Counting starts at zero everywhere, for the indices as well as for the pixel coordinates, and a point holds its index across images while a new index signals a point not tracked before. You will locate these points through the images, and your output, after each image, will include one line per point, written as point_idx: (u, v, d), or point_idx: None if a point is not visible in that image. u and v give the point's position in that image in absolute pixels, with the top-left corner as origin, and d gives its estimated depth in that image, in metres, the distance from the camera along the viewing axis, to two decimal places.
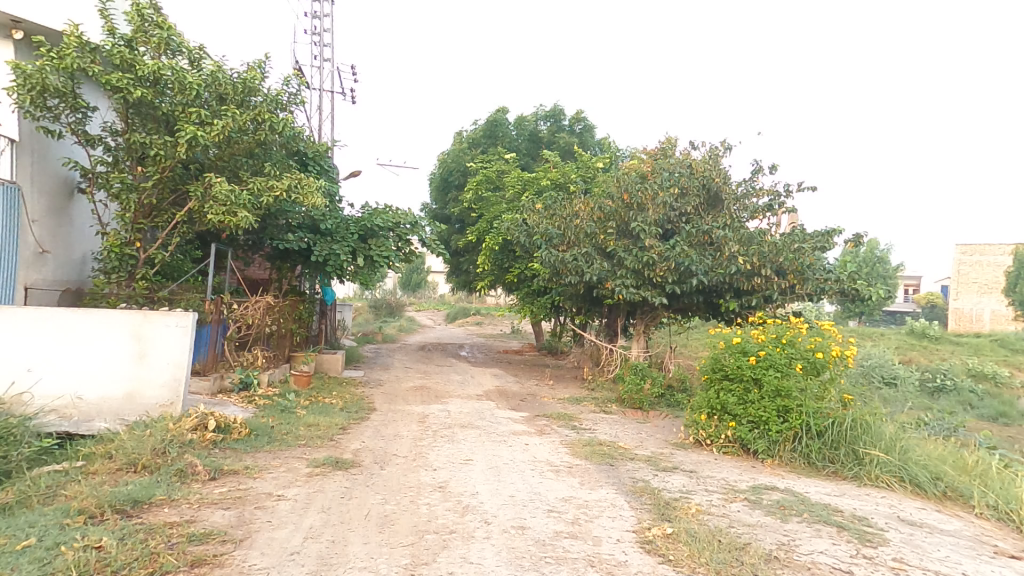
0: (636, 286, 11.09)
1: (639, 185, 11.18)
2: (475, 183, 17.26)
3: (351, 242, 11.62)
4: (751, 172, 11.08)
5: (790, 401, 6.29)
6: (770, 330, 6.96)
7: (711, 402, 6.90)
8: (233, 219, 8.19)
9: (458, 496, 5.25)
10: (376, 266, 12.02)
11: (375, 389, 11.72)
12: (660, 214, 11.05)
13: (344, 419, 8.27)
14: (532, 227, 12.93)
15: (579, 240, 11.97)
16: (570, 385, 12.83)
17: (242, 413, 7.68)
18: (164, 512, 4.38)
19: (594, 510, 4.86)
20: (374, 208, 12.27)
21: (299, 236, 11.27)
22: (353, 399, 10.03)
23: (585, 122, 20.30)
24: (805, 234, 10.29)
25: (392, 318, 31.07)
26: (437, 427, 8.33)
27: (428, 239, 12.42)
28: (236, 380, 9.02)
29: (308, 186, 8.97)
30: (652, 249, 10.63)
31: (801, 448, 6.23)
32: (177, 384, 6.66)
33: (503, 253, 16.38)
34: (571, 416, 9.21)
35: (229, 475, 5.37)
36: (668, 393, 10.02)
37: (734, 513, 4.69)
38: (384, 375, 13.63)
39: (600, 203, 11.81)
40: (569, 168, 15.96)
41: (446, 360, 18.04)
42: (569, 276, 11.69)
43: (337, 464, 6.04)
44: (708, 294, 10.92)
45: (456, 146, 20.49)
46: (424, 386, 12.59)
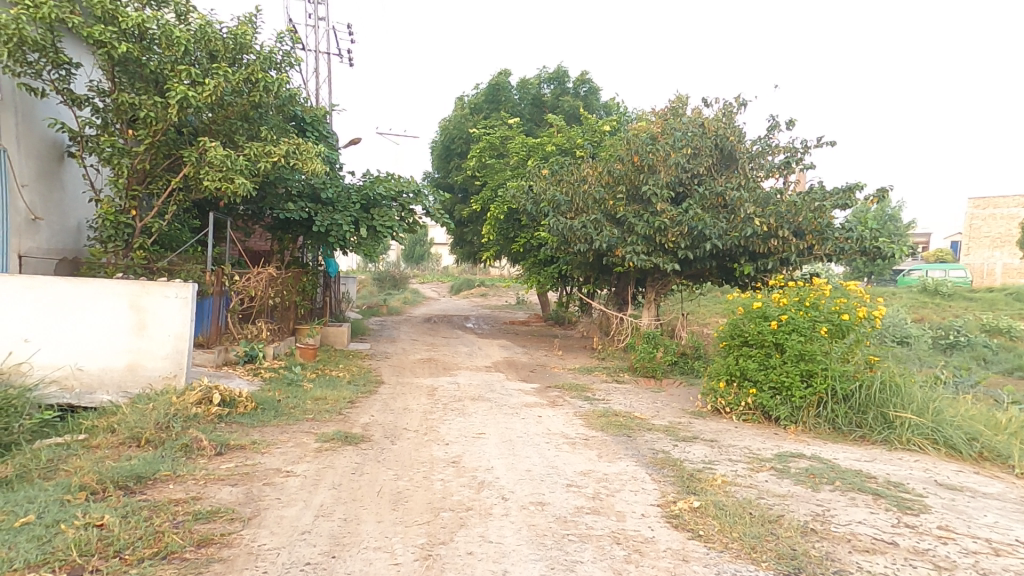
0: (647, 252, 10.76)
1: (649, 146, 10.71)
2: (478, 149, 16.76)
3: (353, 212, 11.27)
4: (767, 128, 10.58)
5: (815, 365, 6.01)
6: (791, 292, 6.69)
7: (731, 369, 6.65)
8: (229, 187, 7.85)
9: (473, 471, 5.07)
10: (379, 237, 11.68)
11: (382, 361, 11.54)
12: (673, 175, 10.58)
13: (352, 393, 8.11)
14: (538, 193, 12.52)
15: (587, 205, 11.59)
16: (580, 355, 12.63)
17: (247, 387, 7.50)
18: (169, 488, 4.20)
19: (615, 484, 4.67)
20: (375, 175, 11.88)
21: (299, 206, 10.92)
22: (361, 372, 9.87)
23: (591, 84, 19.57)
24: (825, 191, 9.80)
25: (397, 291, 30.84)
26: (448, 400, 8.16)
27: (431, 207, 12.01)
28: (241, 353, 8.83)
29: (307, 152, 8.63)
30: (664, 214, 10.27)
31: (826, 413, 5.99)
32: (180, 356, 6.46)
33: (509, 222, 16.00)
34: (584, 387, 9.01)
35: (236, 450, 5.19)
36: (682, 361, 9.80)
37: (762, 484, 4.47)
38: (391, 348, 13.47)
39: (609, 166, 11.37)
40: (575, 132, 15.41)
41: (453, 332, 17.90)
42: (578, 243, 11.35)
43: (346, 439, 5.86)
44: (722, 259, 10.57)
45: (456, 112, 19.89)
46: (431, 357, 12.43)
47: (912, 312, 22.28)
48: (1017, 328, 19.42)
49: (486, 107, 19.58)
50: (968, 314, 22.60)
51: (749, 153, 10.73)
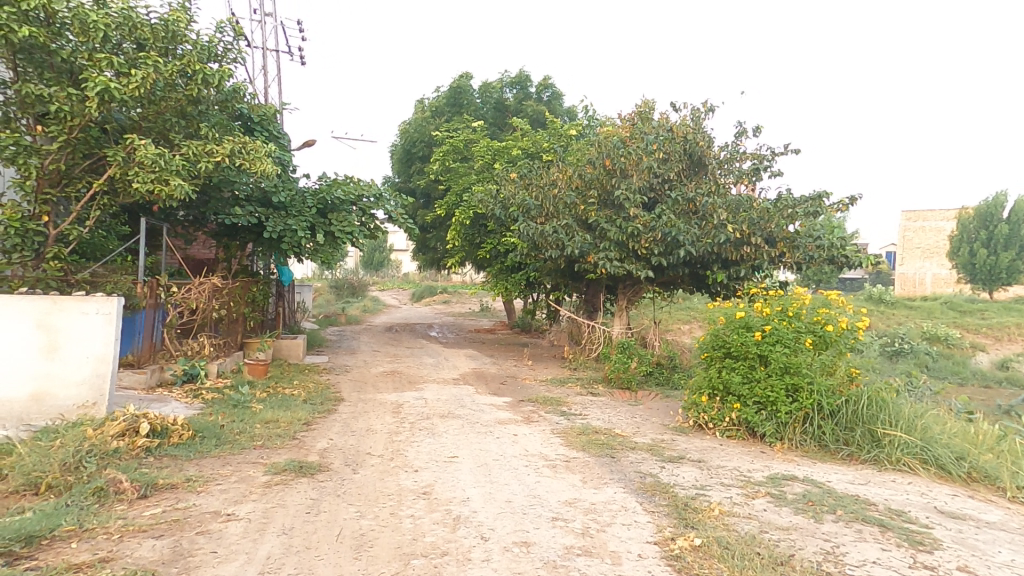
0: (619, 259, 10.50)
1: (620, 150, 10.47)
2: (441, 152, 16.21)
3: (309, 217, 10.51)
4: (735, 135, 10.50)
5: (800, 379, 5.76)
6: (771, 302, 6.47)
7: (713, 383, 6.36)
8: (164, 189, 7.06)
9: (446, 505, 4.52)
10: (338, 243, 10.94)
11: (342, 376, 10.77)
12: (644, 180, 10.34)
13: (308, 413, 7.38)
14: (506, 198, 12.08)
15: (557, 211, 11.23)
16: (550, 366, 12.22)
17: (186, 411, 6.69)
18: (70, 550, 3.51)
19: (604, 516, 4.23)
20: (333, 178, 11.15)
21: (248, 210, 10.08)
22: (318, 389, 9.11)
23: (554, 88, 19.36)
24: (796, 199, 9.73)
25: (356, 299, 29.75)
26: (415, 418, 7.56)
27: (393, 212, 11.34)
28: (179, 372, 7.97)
29: (255, 151, 7.90)
30: (636, 220, 10.04)
31: (813, 429, 5.75)
32: (101, 380, 5.62)
33: (474, 227, 15.52)
34: (559, 400, 8.59)
35: (165, 491, 4.47)
36: (658, 371, 9.54)
37: (761, 513, 4.11)
38: (352, 360, 12.68)
39: (579, 171, 11.06)
40: (541, 136, 15.10)
41: (417, 341, 17.21)
42: (548, 250, 10.97)
43: (301, 469, 5.19)
44: (695, 267, 10.41)
45: (418, 114, 19.28)
46: (395, 370, 11.74)
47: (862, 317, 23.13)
48: (958, 332, 20.38)
49: (449, 110, 19.08)
50: (912, 318, 23.65)
51: (718, 161, 10.62)
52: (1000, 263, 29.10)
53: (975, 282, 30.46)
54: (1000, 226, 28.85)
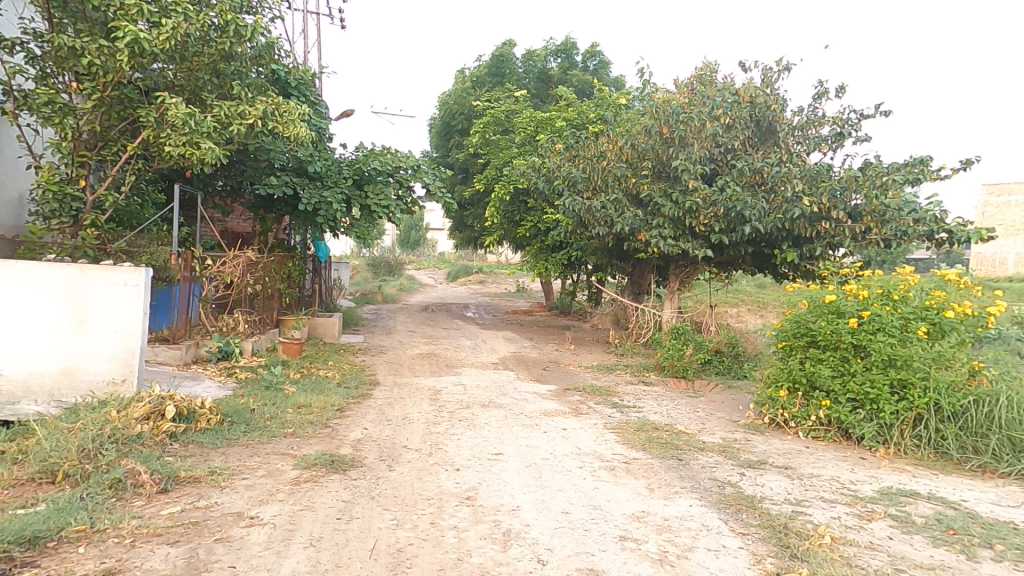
0: (674, 237, 9.61)
1: (680, 114, 9.44)
2: (482, 124, 15.45)
3: (344, 189, 10.03)
4: (813, 96, 9.31)
5: (911, 374, 4.87)
6: (868, 283, 5.57)
7: (795, 376, 5.52)
8: (195, 152, 6.59)
9: (494, 514, 3.93)
10: (375, 218, 10.45)
11: (377, 357, 10.35)
12: (705, 149, 9.33)
13: (342, 398, 6.93)
14: (551, 170, 11.25)
15: (606, 184, 10.35)
16: (594, 351, 11.50)
17: (216, 392, 6.32)
18: (76, 558, 3.06)
19: (684, 537, 3.54)
20: (370, 149, 10.61)
21: (282, 180, 9.65)
22: (352, 371, 8.70)
23: (600, 57, 18.21)
24: (894, 165, 8.47)
25: (392, 277, 29.60)
26: (453, 408, 7.02)
27: (431, 185, 10.75)
28: (213, 349, 7.65)
29: (289, 114, 7.34)
30: (695, 193, 9.09)
31: (927, 433, 4.86)
32: (129, 357, 5.25)
33: (515, 204, 14.79)
34: (608, 390, 7.88)
35: (187, 485, 4.03)
36: (717, 359, 8.70)
37: (885, 544, 3.34)
38: (387, 341, 12.28)
39: (631, 140, 10.12)
40: (587, 106, 14.14)
41: (453, 322, 16.74)
42: (596, 226, 10.16)
43: (332, 465, 4.68)
44: (760, 245, 9.43)
45: (457, 85, 18.52)
46: (432, 352, 11.27)
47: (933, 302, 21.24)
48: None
49: (489, 81, 18.24)
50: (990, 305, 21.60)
51: (793, 125, 9.46)
52: None
53: None
54: None
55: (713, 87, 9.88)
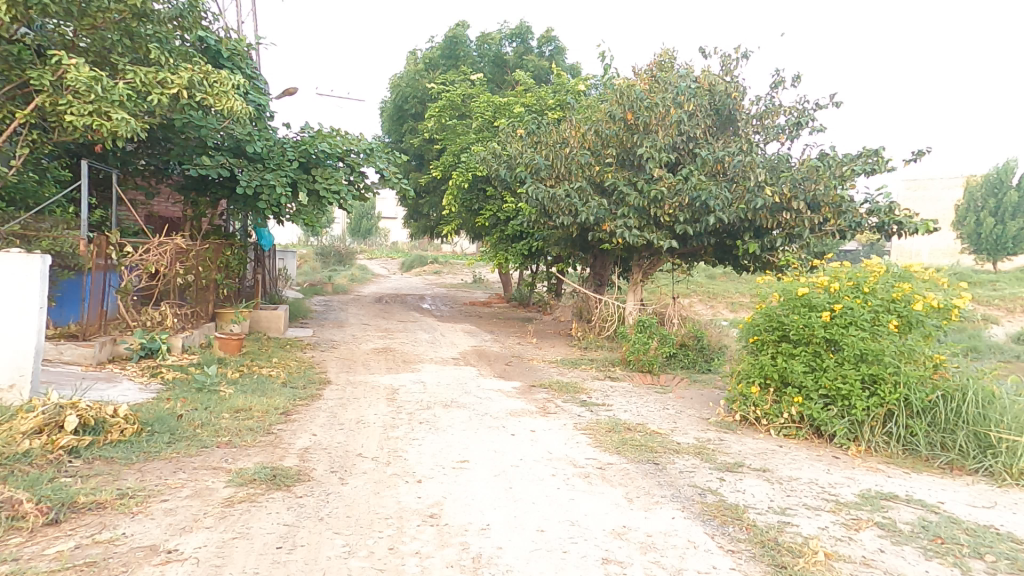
0: (639, 227, 9.38)
1: (645, 100, 9.15)
2: (437, 108, 14.76)
3: (289, 172, 9.20)
4: (770, 86, 9.21)
5: (882, 369, 4.71)
6: (837, 275, 5.36)
7: (766, 371, 5.30)
8: (104, 123, 5.75)
9: (460, 535, 3.49)
10: (324, 204, 9.68)
11: (328, 353, 9.64)
12: (670, 137, 9.08)
13: (288, 400, 6.26)
14: (511, 157, 10.79)
15: (569, 172, 9.99)
16: (557, 344, 11.20)
17: (137, 397, 5.53)
18: None
19: (671, 558, 3.23)
20: (317, 130, 9.79)
21: (217, 160, 8.76)
22: (300, 369, 8.00)
23: (556, 43, 17.83)
24: (845, 158, 8.37)
25: (342, 267, 28.39)
26: (412, 409, 6.49)
27: (385, 169, 10.04)
28: (135, 347, 6.85)
29: (220, 84, 6.55)
30: (661, 181, 8.85)
31: (898, 430, 4.73)
32: (23, 360, 4.44)
33: (473, 192, 14.25)
34: (575, 386, 7.58)
35: (88, 515, 3.35)
36: (682, 353, 8.55)
37: (880, 559, 3.13)
38: (339, 335, 11.53)
39: (594, 126, 9.80)
40: (546, 92, 13.73)
41: (409, 314, 16.06)
42: (560, 216, 9.83)
43: (274, 480, 4.07)
44: (722, 237, 9.28)
45: (409, 66, 17.66)
46: (387, 347, 10.64)
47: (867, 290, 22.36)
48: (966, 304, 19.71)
49: (443, 63, 17.52)
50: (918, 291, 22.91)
51: (753, 114, 9.24)
52: (1005, 237, 28.45)
53: (978, 257, 29.79)
54: (1010, 194, 28.24)
55: (672, 74, 9.60)
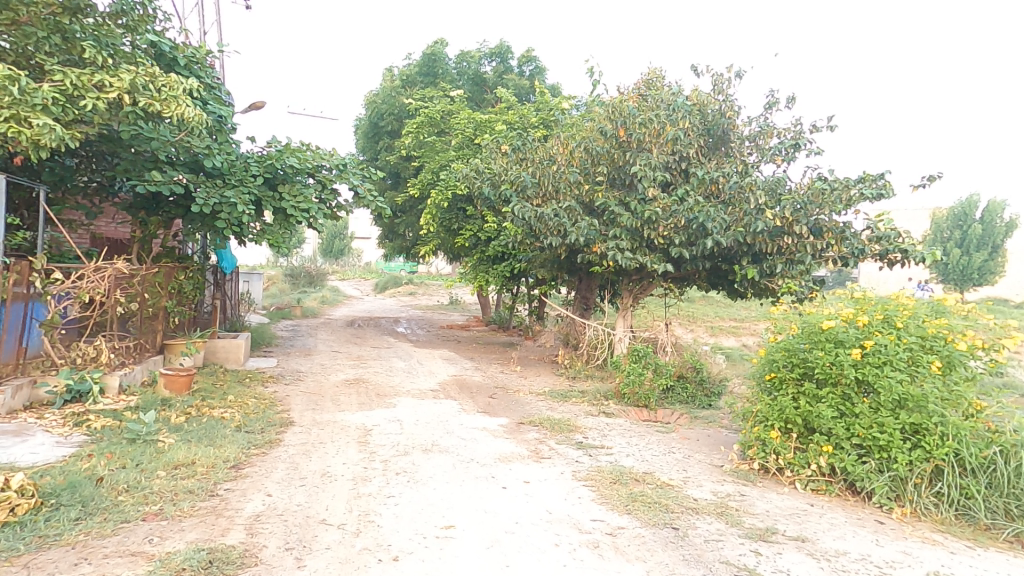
0: (631, 250, 8.86)
1: (638, 115, 8.68)
2: (415, 123, 14.17)
3: (253, 189, 8.38)
4: (765, 106, 8.88)
5: (926, 419, 4.13)
6: (864, 306, 4.81)
7: (789, 415, 4.70)
8: (23, 131, 4.95)
9: None
10: (291, 224, 8.86)
11: (292, 387, 8.72)
12: (665, 155, 8.61)
13: (240, 449, 5.37)
14: (495, 174, 10.21)
15: (557, 191, 9.46)
16: (542, 373, 10.48)
17: (52, 456, 4.61)
18: None
19: None
20: (285, 144, 9.01)
21: (169, 174, 7.87)
22: (260, 408, 7.08)
23: (537, 62, 17.55)
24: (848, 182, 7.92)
25: (314, 289, 27.25)
26: (387, 456, 5.67)
27: (359, 187, 9.30)
28: (59, 390, 5.96)
29: (168, 89, 5.76)
30: (655, 202, 8.35)
31: (948, 491, 4.13)
32: None
33: (452, 211, 13.60)
34: (569, 425, 6.87)
35: None
36: (680, 386, 7.93)
37: None
38: (306, 365, 10.59)
39: (584, 143, 9.31)
40: (529, 110, 13.29)
41: (384, 339, 15.16)
42: (548, 236, 9.26)
43: (209, 568, 3.23)
44: (718, 261, 8.77)
45: (385, 83, 17.10)
46: (359, 378, 9.75)
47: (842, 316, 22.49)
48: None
49: (421, 80, 17.01)
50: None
51: (749, 134, 8.86)
52: (971, 265, 29.13)
53: (944, 282, 30.52)
54: (974, 226, 29.14)
55: (665, 91, 9.21)
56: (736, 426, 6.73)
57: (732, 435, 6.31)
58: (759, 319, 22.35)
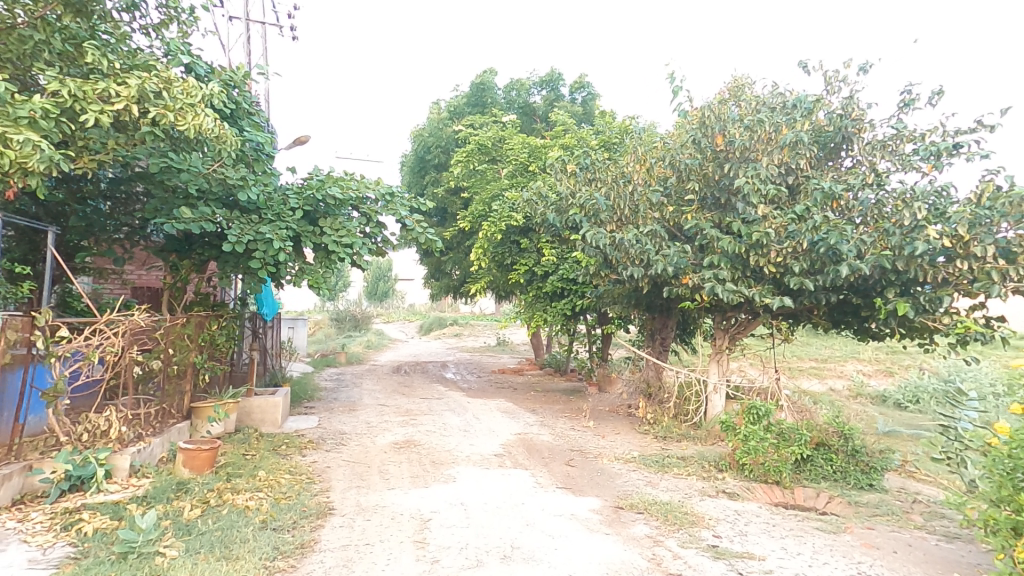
0: (733, 280, 7.30)
1: (739, 118, 7.26)
2: (465, 153, 13.30)
3: (291, 224, 7.38)
4: (898, 105, 7.29)
5: None
6: None
7: None
8: (5, 152, 4.01)
9: None
10: (333, 261, 7.76)
11: (335, 455, 7.41)
12: (778, 164, 7.05)
13: (260, 561, 4.03)
14: (561, 197, 8.97)
15: (636, 214, 8.12)
16: (622, 431, 8.83)
17: None
18: None
19: None
20: (326, 174, 8.03)
21: (201, 212, 6.89)
22: (295, 490, 5.77)
23: (589, 89, 16.59)
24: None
25: (359, 333, 26.48)
26: (455, 569, 4.17)
27: (409, 219, 8.20)
28: (55, 479, 4.77)
29: (187, 95, 4.85)
30: (766, 220, 6.82)
31: None
32: None
33: (507, 243, 12.44)
34: (688, 512, 5.19)
35: None
36: (821, 457, 6.11)
37: None
38: (350, 424, 9.33)
39: (669, 156, 7.95)
40: (588, 132, 12.18)
41: (433, 388, 13.87)
42: (629, 266, 7.85)
43: None
44: (846, 294, 7.16)
45: (433, 116, 16.49)
46: (410, 440, 8.37)
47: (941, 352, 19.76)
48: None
49: (469, 111, 16.31)
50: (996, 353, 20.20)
51: (877, 139, 7.17)
52: None
53: None
54: None
55: (764, 94, 7.80)
56: (936, 528, 4.90)
57: (945, 547, 4.53)
58: (843, 360, 19.83)
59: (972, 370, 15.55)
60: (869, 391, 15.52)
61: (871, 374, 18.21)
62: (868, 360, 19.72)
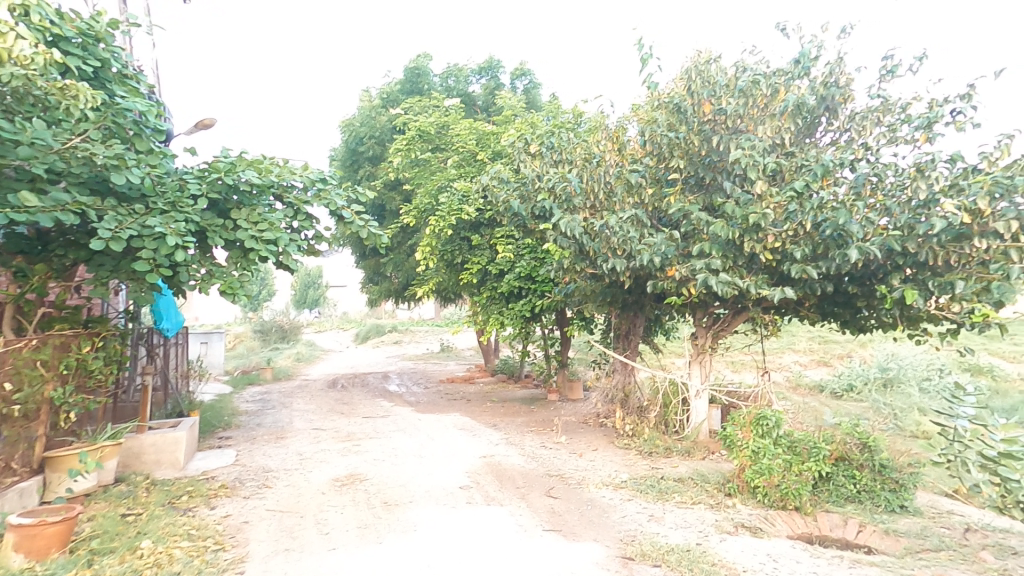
0: (727, 271, 6.44)
1: (728, 86, 6.40)
2: (404, 140, 11.84)
3: (191, 216, 5.72)
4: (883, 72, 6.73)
5: None
6: None
7: None
8: None
9: None
10: (251, 261, 6.15)
11: (256, 504, 5.81)
12: (771, 139, 6.27)
13: None
14: (525, 181, 7.80)
15: (611, 200, 7.10)
16: (601, 447, 7.79)
17: None
18: None
19: None
20: (237, 154, 6.38)
21: (55, 199, 5.08)
22: (190, 566, 4.20)
23: (531, 77, 15.58)
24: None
25: (287, 345, 24.07)
26: None
27: (344, 207, 6.71)
28: None
29: None
30: (765, 202, 5.99)
31: None
32: None
33: (455, 240, 11.13)
34: (715, 561, 4.14)
35: None
36: (843, 474, 5.31)
37: None
38: (276, 456, 7.67)
39: (649, 131, 6.98)
40: (539, 117, 11.11)
41: (375, 403, 12.29)
42: (608, 259, 6.82)
43: None
44: (846, 283, 6.48)
45: (363, 103, 14.87)
46: (353, 474, 6.86)
47: (867, 340, 20.50)
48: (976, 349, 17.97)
49: (405, 98, 14.84)
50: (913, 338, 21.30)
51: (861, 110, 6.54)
52: None
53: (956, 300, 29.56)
54: None
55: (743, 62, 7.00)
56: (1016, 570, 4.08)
57: None
58: (782, 352, 20.09)
59: (904, 355, 15.95)
60: (809, 381, 15.57)
61: (809, 365, 18.49)
62: (805, 350, 20.08)
